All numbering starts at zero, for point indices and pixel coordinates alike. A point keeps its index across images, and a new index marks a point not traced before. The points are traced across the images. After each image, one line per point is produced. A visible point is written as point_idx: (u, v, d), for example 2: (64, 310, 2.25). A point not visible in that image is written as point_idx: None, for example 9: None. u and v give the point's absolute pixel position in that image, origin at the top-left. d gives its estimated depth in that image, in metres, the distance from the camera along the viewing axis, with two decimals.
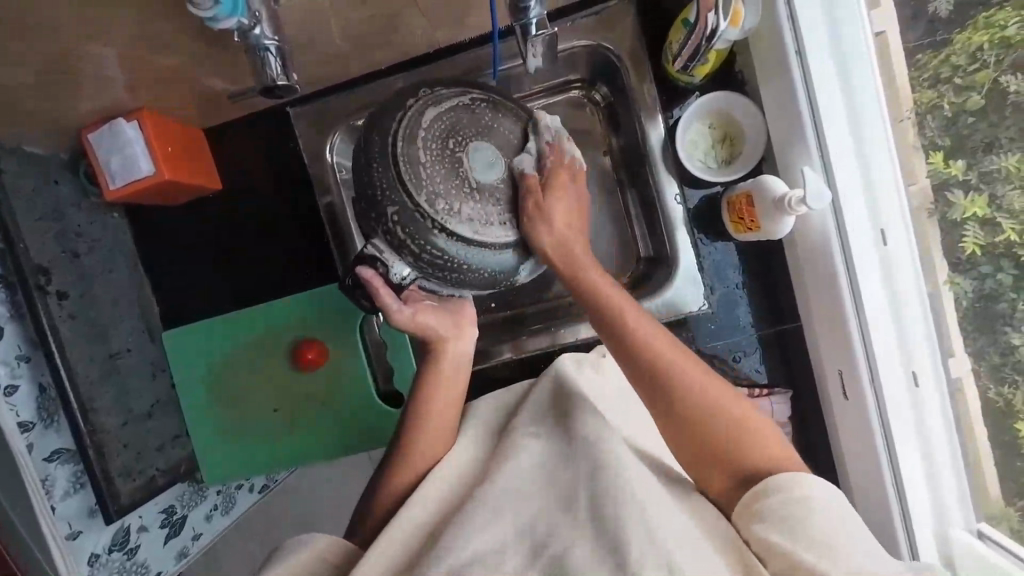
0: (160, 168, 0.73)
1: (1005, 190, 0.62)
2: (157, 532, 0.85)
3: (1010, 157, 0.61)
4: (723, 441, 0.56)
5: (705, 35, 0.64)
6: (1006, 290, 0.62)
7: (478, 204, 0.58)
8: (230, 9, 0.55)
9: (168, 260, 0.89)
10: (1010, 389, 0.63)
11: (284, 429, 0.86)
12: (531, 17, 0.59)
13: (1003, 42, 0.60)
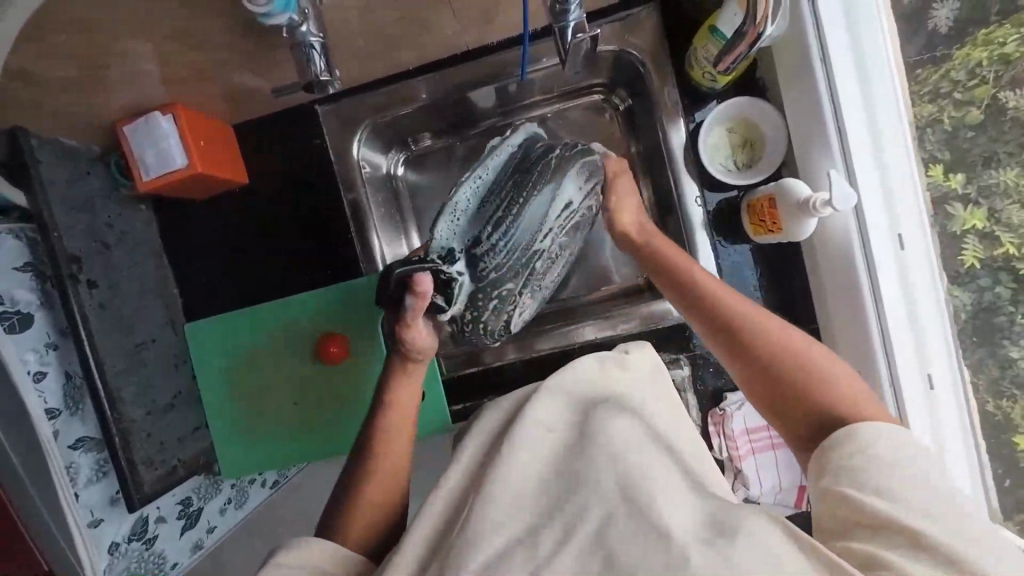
0: (193, 162, 0.73)
1: (1004, 204, 0.68)
2: (174, 523, 0.86)
3: (1008, 171, 0.67)
4: (795, 380, 0.54)
5: (749, 43, 0.62)
6: (1005, 303, 0.69)
7: (527, 296, 0.74)
8: (283, 5, 0.61)
9: (191, 253, 0.90)
10: (1009, 402, 0.69)
11: (302, 424, 0.87)
12: (569, 20, 0.60)
13: (1002, 59, 0.65)
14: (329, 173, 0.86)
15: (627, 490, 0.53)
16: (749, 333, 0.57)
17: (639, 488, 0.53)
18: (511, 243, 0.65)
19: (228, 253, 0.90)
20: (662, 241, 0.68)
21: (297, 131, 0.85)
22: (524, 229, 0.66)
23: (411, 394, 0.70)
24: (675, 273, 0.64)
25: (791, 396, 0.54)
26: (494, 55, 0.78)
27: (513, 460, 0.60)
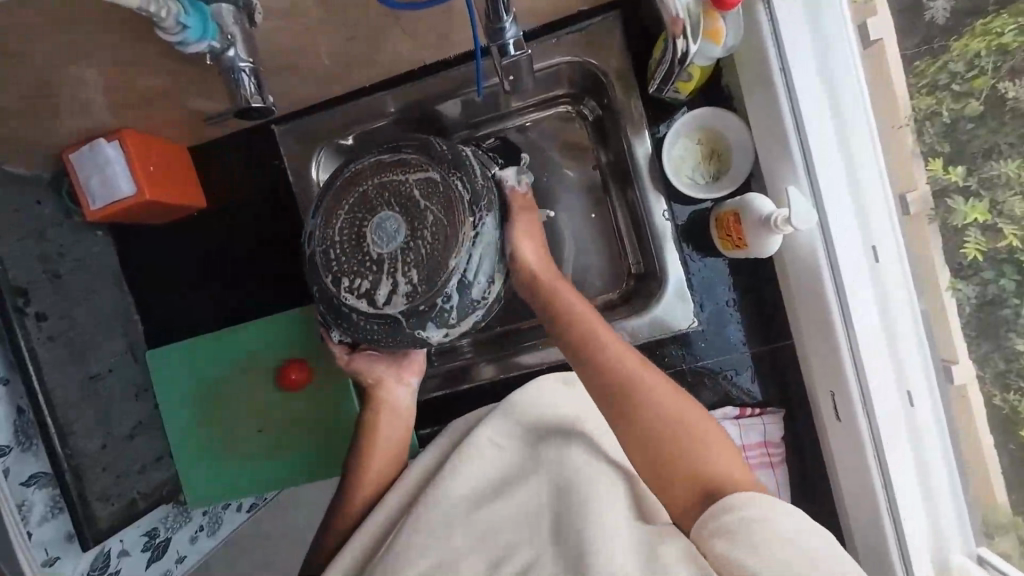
0: (141, 188, 0.71)
1: (1005, 196, 0.59)
2: (139, 556, 0.83)
3: (1010, 162, 0.58)
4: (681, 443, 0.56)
5: (677, 59, 0.63)
6: (1009, 295, 0.59)
7: (405, 271, 0.59)
8: (200, 33, 0.57)
9: (152, 278, 0.88)
10: (1017, 395, 0.59)
11: (267, 452, 0.84)
12: (506, 38, 0.60)
13: (1000, 49, 0.58)
14: (289, 194, 0.84)
15: (562, 520, 0.56)
16: (666, 437, 0.56)
17: (575, 517, 0.55)
18: (316, 251, 0.62)
19: (188, 278, 0.88)
20: (563, 283, 0.65)
21: (255, 152, 0.83)
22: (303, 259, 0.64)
23: (392, 426, 0.73)
24: (585, 342, 0.61)
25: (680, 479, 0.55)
26: (453, 69, 0.77)
27: (466, 478, 0.63)
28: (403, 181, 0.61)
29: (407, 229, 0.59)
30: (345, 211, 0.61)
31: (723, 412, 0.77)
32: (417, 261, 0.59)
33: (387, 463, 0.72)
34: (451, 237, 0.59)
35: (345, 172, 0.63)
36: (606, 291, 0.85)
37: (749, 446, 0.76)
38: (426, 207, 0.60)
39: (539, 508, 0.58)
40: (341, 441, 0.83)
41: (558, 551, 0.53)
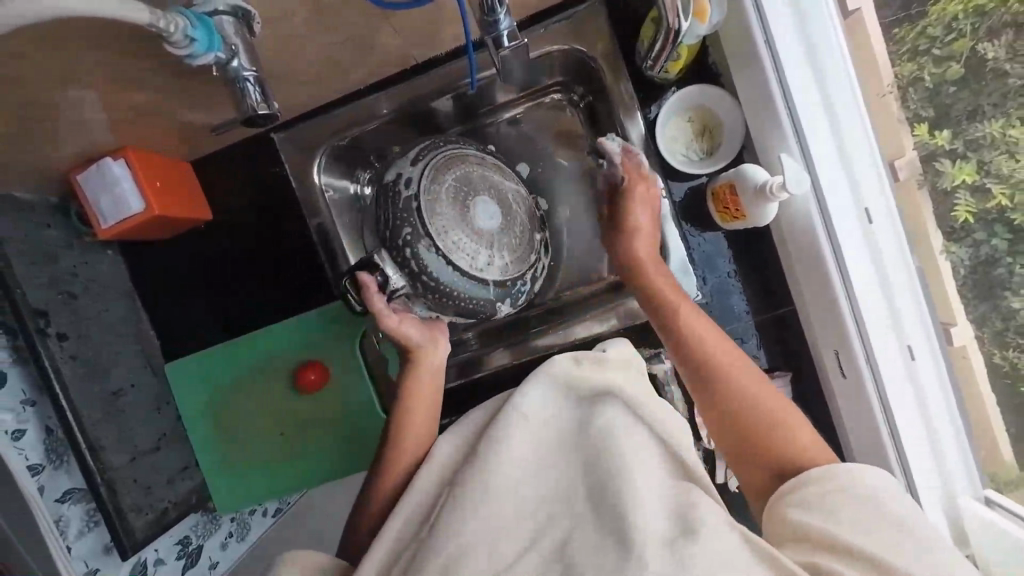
0: (150, 206, 0.72)
1: (992, 156, 0.64)
2: (174, 563, 0.86)
3: (994, 123, 0.63)
4: (766, 433, 0.59)
5: (670, 36, 0.63)
6: (1003, 254, 0.65)
7: (498, 249, 0.69)
8: (207, 45, 0.58)
9: (164, 293, 0.89)
10: (1017, 353, 0.65)
11: (290, 455, 0.85)
12: (501, 29, 0.61)
13: (976, 11, 0.62)
14: (292, 201, 0.86)
15: (599, 492, 0.54)
16: (711, 359, 0.62)
17: (609, 486, 0.54)
18: (414, 206, 0.66)
19: (199, 290, 0.89)
20: (646, 260, 0.71)
21: (255, 161, 0.84)
22: (397, 201, 0.68)
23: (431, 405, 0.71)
24: (672, 317, 0.66)
25: (763, 464, 0.59)
26: (441, 66, 0.79)
27: (507, 456, 0.58)
28: (489, 173, 0.72)
29: (505, 216, 0.71)
30: (444, 181, 0.68)
31: None
32: (510, 247, 0.71)
33: (423, 435, 0.70)
34: (531, 238, 0.74)
35: (434, 149, 0.70)
36: (607, 272, 0.87)
37: None
38: (517, 203, 0.73)
39: (571, 485, 0.56)
40: (357, 438, 0.84)
41: (598, 526, 0.52)
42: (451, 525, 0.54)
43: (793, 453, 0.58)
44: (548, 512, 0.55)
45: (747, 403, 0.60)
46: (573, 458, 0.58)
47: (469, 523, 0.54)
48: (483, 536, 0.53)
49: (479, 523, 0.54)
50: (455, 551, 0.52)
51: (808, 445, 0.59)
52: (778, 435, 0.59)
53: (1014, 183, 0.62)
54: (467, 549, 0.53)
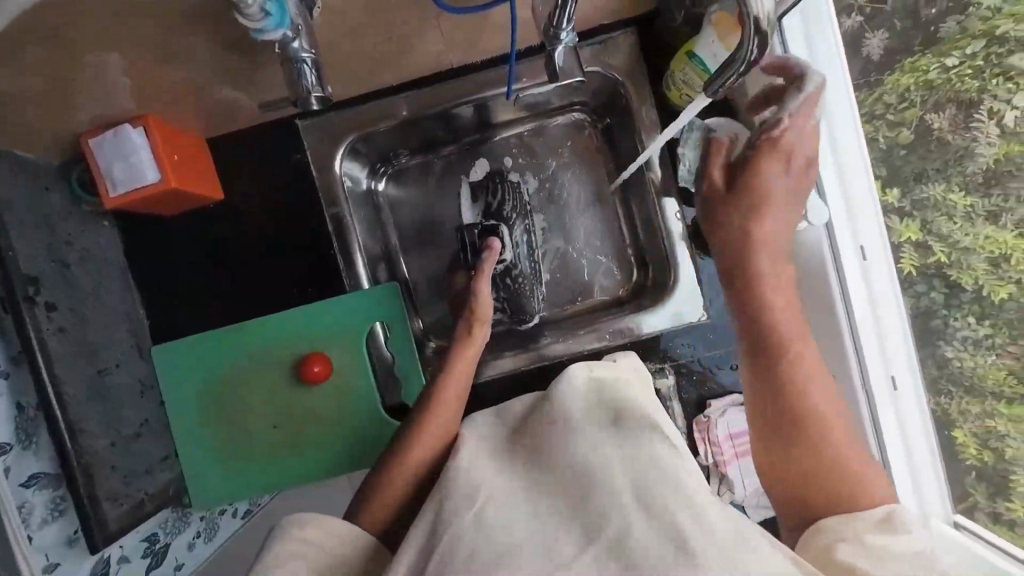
0: (167, 177, 0.69)
1: (934, 217, 0.70)
2: (138, 563, 0.77)
3: (937, 186, 0.69)
4: (815, 466, 0.55)
5: (743, 69, 0.53)
6: (938, 307, 0.71)
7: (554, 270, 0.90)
8: (277, 21, 0.64)
9: (160, 272, 0.85)
10: (947, 398, 0.72)
11: (280, 449, 0.82)
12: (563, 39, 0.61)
13: (926, 84, 0.68)
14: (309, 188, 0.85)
15: (646, 482, 0.44)
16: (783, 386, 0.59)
17: (659, 474, 0.44)
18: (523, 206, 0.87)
19: (197, 272, 0.85)
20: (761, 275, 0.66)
21: (275, 146, 0.83)
22: (515, 195, 0.87)
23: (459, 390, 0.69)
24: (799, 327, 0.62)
25: (802, 488, 0.55)
26: (478, 72, 0.80)
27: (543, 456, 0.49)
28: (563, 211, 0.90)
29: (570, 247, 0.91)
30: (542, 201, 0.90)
31: (731, 398, 0.82)
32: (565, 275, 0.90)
33: (452, 414, 0.66)
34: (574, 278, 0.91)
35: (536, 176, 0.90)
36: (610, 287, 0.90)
37: None
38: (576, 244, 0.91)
39: (615, 485, 0.44)
40: (353, 433, 0.81)
41: (652, 519, 0.41)
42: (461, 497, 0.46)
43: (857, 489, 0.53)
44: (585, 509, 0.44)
45: (804, 411, 0.57)
46: (614, 457, 0.46)
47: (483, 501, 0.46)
48: (506, 520, 0.44)
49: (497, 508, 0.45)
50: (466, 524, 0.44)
51: (870, 478, 0.54)
52: (829, 454, 0.55)
53: (951, 243, 0.69)
54: (487, 539, 0.42)
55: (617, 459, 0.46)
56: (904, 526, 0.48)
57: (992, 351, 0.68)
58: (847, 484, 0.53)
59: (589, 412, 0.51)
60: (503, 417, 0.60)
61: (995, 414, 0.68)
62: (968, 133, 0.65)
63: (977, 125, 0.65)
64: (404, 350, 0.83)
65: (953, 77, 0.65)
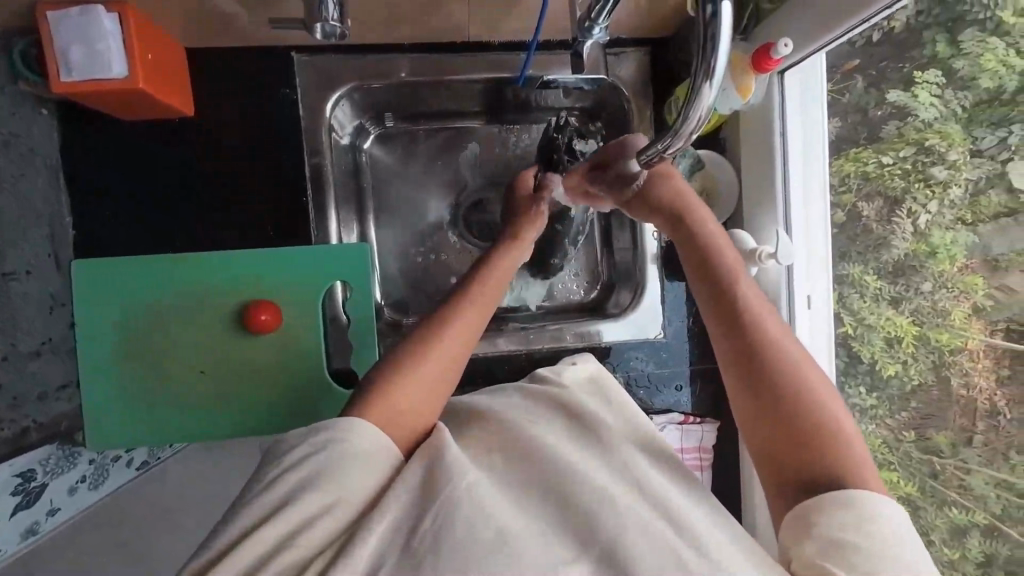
0: (136, 76, 0.62)
1: (848, 291, 0.77)
2: (6, 500, 0.61)
3: (855, 267, 0.76)
4: (800, 429, 0.50)
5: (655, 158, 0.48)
6: (840, 373, 0.79)
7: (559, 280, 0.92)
8: None
9: (98, 179, 0.76)
10: None
11: (203, 396, 0.75)
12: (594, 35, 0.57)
13: (863, 175, 0.72)
14: (290, 130, 0.79)
15: (642, 494, 0.52)
16: (760, 343, 0.54)
17: (659, 496, 0.52)
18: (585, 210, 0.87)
19: (145, 188, 0.77)
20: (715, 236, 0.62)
21: (265, 76, 0.77)
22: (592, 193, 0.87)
23: (464, 344, 0.60)
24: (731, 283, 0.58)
25: (791, 453, 0.50)
26: (489, 53, 0.81)
27: (536, 456, 0.55)
28: (593, 236, 0.92)
29: (579, 268, 0.92)
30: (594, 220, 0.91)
31: (670, 417, 0.85)
32: (559, 289, 0.92)
33: (444, 375, 0.57)
34: (556, 297, 0.92)
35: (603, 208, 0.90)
36: (577, 291, 0.92)
37: (686, 450, 0.84)
38: (577, 272, 0.92)
39: (615, 495, 0.51)
40: (288, 394, 0.76)
41: (650, 527, 0.48)
42: (451, 467, 0.48)
43: (842, 469, 0.48)
44: (571, 506, 0.50)
45: (789, 395, 0.52)
46: (617, 479, 0.54)
47: (471, 478, 0.48)
48: (498, 509, 0.47)
49: (487, 490, 0.48)
50: (460, 491, 0.46)
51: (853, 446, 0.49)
52: (812, 430, 0.50)
53: (859, 319, 0.76)
54: (486, 517, 0.45)
55: (623, 475, 0.55)
56: (874, 509, 0.45)
57: (872, 419, 0.77)
58: (833, 463, 0.48)
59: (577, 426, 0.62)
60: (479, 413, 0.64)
61: None
62: (888, 226, 0.70)
63: (895, 221, 0.69)
64: (365, 320, 0.78)
65: (887, 173, 0.69)
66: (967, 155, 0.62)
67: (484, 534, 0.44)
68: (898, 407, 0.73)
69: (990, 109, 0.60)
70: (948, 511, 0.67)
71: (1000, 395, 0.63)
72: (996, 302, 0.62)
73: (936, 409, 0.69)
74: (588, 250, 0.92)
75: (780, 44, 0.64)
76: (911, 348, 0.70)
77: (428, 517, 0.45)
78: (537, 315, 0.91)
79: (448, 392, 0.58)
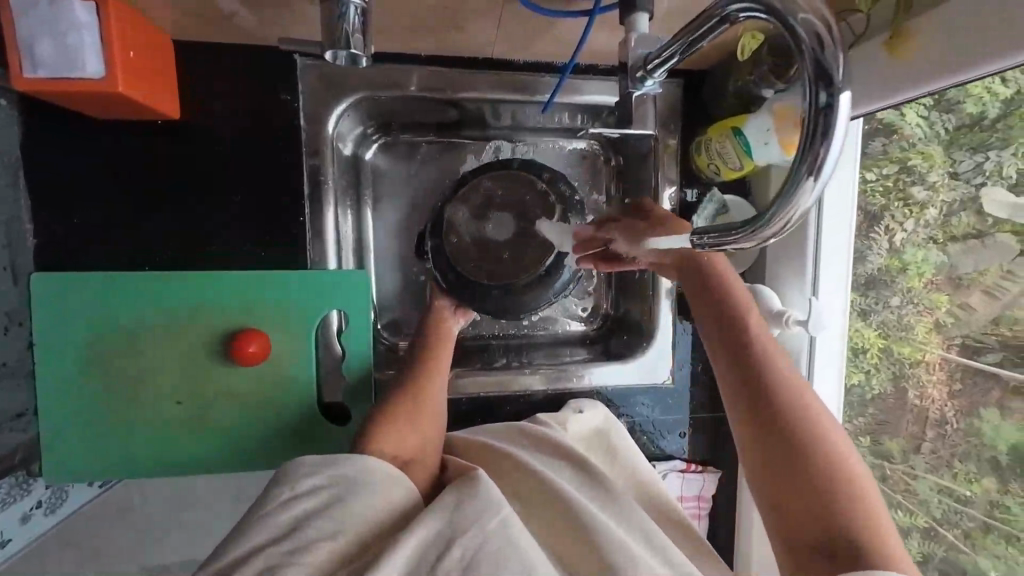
0: (114, 79, 0.54)
1: (856, 325, 0.77)
2: None
3: (854, 295, 0.76)
4: (814, 496, 0.49)
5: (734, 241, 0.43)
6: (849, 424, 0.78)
7: (561, 312, 0.87)
8: None
9: (66, 179, 0.67)
10: None
11: (181, 426, 0.69)
12: (645, 86, 0.52)
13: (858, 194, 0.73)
14: (288, 140, 0.72)
15: (648, 537, 0.55)
16: (779, 404, 0.53)
17: (658, 542, 0.55)
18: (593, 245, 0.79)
19: (138, 186, 0.69)
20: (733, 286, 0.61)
21: (263, 78, 0.70)
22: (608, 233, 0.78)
23: (437, 380, 0.67)
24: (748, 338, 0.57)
25: (812, 524, 0.49)
26: (510, 71, 0.76)
27: (552, 495, 0.58)
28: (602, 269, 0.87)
29: (582, 301, 0.87)
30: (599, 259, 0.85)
31: (671, 464, 0.83)
32: (559, 323, 0.87)
33: (434, 422, 0.64)
34: (556, 330, 0.87)
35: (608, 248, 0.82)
36: (575, 325, 0.87)
37: (685, 497, 0.83)
38: (581, 304, 0.87)
39: (620, 535, 0.53)
40: (275, 429, 0.71)
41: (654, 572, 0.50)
42: (484, 502, 0.49)
43: (857, 542, 0.46)
44: (587, 543, 0.53)
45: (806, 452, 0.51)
46: (621, 523, 0.57)
47: (503, 513, 0.49)
48: (530, 545, 0.48)
49: (514, 526, 0.48)
50: (491, 526, 0.47)
51: (874, 516, 0.48)
52: (830, 500, 0.49)
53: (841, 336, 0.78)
54: (516, 552, 0.46)
55: (624, 520, 0.57)
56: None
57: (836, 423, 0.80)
58: (842, 524, 0.47)
59: (581, 467, 0.65)
60: (496, 458, 0.65)
61: None
62: (865, 241, 0.74)
63: (873, 237, 0.73)
64: (358, 357, 0.73)
65: (868, 189, 0.72)
66: (945, 178, 0.64)
67: (514, 567, 0.44)
68: (857, 412, 0.78)
69: (970, 133, 0.60)
70: (892, 512, 0.75)
71: (950, 406, 0.68)
72: (957, 319, 0.66)
73: (891, 417, 0.74)
74: (593, 282, 0.87)
75: None
76: (876, 358, 0.74)
77: (459, 545, 0.45)
78: (536, 350, 0.85)
79: (435, 433, 0.63)
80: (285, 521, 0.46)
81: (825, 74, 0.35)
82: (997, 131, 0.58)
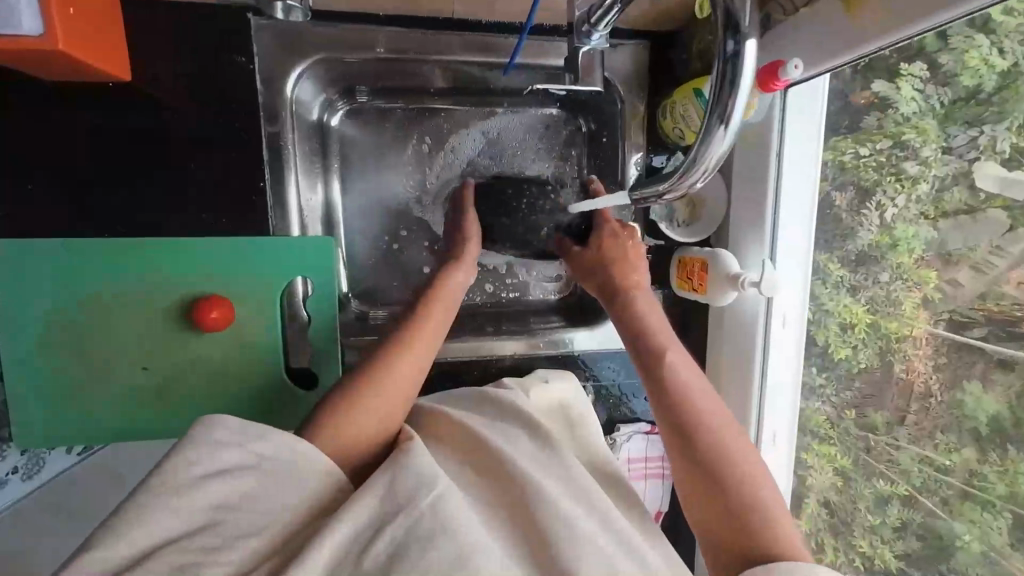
0: (55, 37, 0.52)
1: (820, 290, 0.76)
2: None
3: (830, 258, 0.75)
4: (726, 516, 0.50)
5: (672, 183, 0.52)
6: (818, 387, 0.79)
7: (531, 278, 0.88)
8: None
9: (19, 144, 0.66)
10: (807, 476, 0.81)
11: (150, 394, 0.70)
12: (591, 39, 0.56)
13: (840, 166, 0.72)
14: (245, 103, 0.70)
15: (593, 505, 0.57)
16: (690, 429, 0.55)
17: (605, 516, 0.56)
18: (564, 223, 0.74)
19: (113, 162, 0.69)
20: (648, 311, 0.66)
21: (218, 39, 0.68)
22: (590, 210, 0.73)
23: (427, 346, 0.64)
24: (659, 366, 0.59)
25: (730, 544, 0.50)
26: (476, 33, 0.74)
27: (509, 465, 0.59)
28: None
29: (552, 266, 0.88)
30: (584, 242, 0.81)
31: (636, 427, 0.86)
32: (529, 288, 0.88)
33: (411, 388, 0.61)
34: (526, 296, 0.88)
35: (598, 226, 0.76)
36: (550, 292, 0.89)
37: (650, 458, 0.85)
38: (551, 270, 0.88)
39: (568, 508, 0.54)
40: (243, 396, 0.71)
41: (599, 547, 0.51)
42: (416, 484, 0.48)
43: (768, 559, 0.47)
44: (534, 515, 0.53)
45: (723, 466, 0.52)
46: (572, 494, 0.58)
47: (436, 493, 0.47)
48: (468, 520, 0.47)
49: (450, 504, 0.47)
50: (423, 508, 0.46)
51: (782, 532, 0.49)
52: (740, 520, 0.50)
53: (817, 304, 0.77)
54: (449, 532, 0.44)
55: (575, 493, 0.58)
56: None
57: (811, 391, 0.80)
58: (754, 541, 0.49)
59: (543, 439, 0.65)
60: (455, 430, 0.65)
61: (808, 469, 0.81)
62: (857, 216, 0.72)
63: (864, 214, 0.71)
64: (325, 334, 0.74)
65: (861, 165, 0.70)
66: (940, 152, 0.63)
67: (444, 547, 0.43)
68: (845, 385, 0.76)
69: (966, 107, 0.60)
70: (876, 482, 0.73)
71: (934, 379, 0.67)
72: (944, 294, 0.65)
73: (876, 391, 0.73)
74: None
75: (790, 64, 0.60)
76: (862, 334, 0.73)
77: (389, 528, 0.44)
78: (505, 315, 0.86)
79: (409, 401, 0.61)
80: (209, 499, 0.42)
81: (733, 22, 0.40)
82: (994, 104, 0.58)
